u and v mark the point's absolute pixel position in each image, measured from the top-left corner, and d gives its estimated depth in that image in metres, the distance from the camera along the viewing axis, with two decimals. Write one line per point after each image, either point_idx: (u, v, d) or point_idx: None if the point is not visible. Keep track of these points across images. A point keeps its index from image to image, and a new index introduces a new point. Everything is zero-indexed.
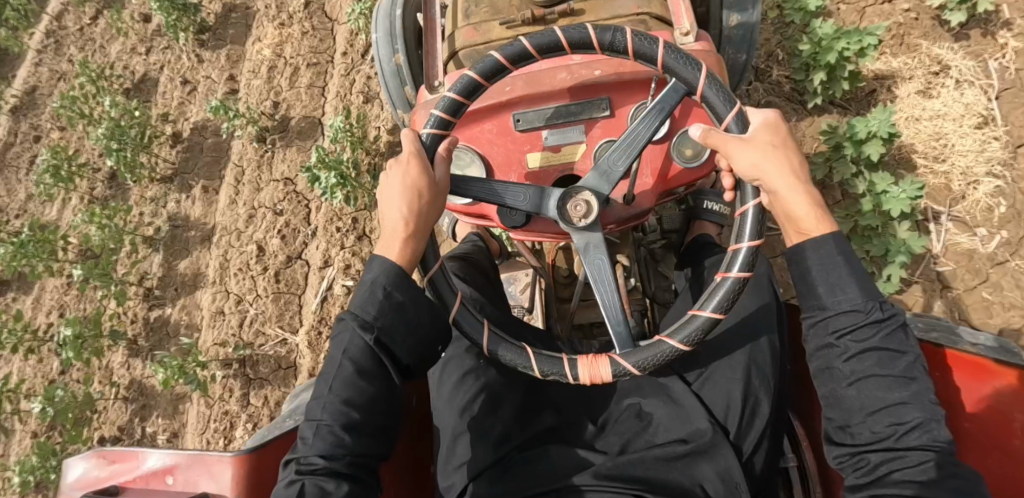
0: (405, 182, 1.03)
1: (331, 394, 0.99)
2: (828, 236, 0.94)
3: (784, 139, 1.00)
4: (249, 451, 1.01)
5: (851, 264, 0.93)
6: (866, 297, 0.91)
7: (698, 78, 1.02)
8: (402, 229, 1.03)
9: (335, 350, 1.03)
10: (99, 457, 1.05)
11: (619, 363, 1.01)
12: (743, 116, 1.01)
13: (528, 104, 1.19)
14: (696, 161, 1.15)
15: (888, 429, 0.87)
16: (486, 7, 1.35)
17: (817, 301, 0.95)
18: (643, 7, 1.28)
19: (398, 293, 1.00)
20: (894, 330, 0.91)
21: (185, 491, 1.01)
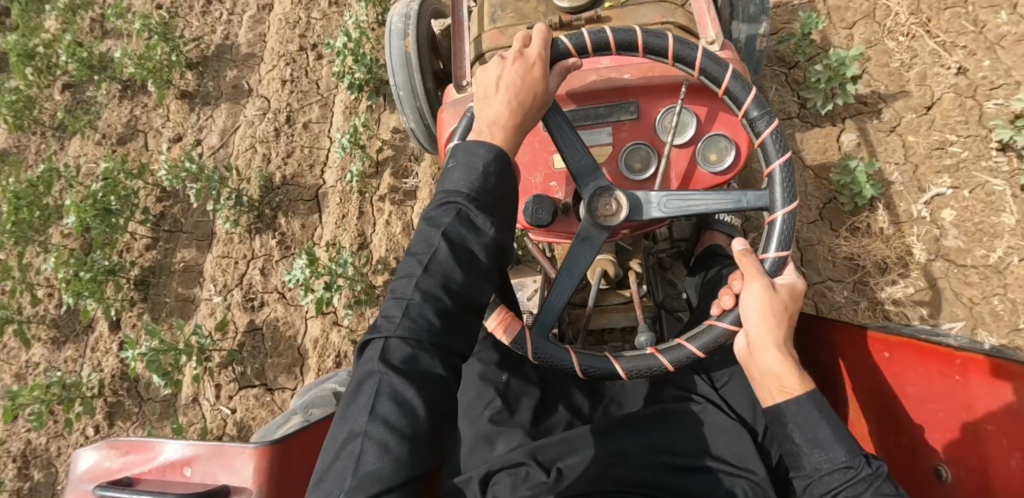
0: (532, 81, 1.00)
1: (426, 274, 0.87)
2: (806, 395, 0.94)
3: (796, 308, 0.99)
4: (272, 443, 0.98)
5: (834, 425, 0.92)
6: (851, 455, 0.89)
7: (735, 86, 1.05)
8: (507, 119, 0.97)
9: (425, 229, 0.91)
10: (111, 448, 1.01)
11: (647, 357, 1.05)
12: (780, 264, 1.01)
13: (557, 105, 1.21)
14: (721, 167, 1.17)
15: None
16: (513, 11, 1.37)
17: (807, 460, 0.92)
18: (667, 17, 1.31)
19: (501, 181, 0.94)
20: (885, 485, 0.87)
21: (203, 484, 0.98)
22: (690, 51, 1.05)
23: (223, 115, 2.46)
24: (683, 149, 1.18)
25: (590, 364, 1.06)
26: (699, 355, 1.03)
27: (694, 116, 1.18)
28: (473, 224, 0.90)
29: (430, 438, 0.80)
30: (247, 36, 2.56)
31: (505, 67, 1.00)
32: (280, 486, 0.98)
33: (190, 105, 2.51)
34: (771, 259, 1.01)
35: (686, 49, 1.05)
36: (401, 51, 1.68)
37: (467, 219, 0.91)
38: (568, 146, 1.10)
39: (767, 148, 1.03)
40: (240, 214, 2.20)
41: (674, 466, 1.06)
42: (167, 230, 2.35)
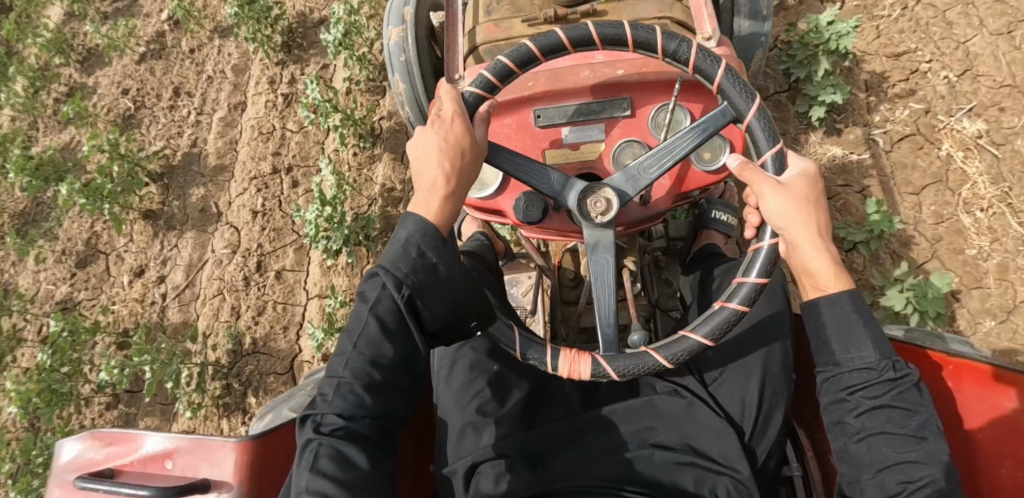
0: (448, 142, 0.98)
1: (355, 351, 0.95)
2: (844, 292, 0.92)
3: (819, 195, 0.97)
4: (252, 439, 0.97)
5: (869, 324, 0.91)
6: (879, 355, 0.89)
7: (749, 110, 1.01)
8: (441, 185, 0.97)
9: (360, 307, 0.98)
10: (94, 439, 1.01)
11: (600, 364, 1.00)
12: (782, 157, 1.00)
13: (550, 100, 1.19)
14: (715, 165, 1.16)
15: (898, 487, 0.85)
16: (508, 4, 1.35)
17: (836, 356, 0.92)
18: (665, 11, 1.29)
19: (432, 253, 0.95)
20: (909, 391, 0.88)
21: (183, 477, 0.97)
22: (681, 47, 1.03)
23: (190, 245, 2.24)
24: None
25: (573, 364, 1.02)
26: (667, 364, 1.00)
27: (689, 113, 1.16)
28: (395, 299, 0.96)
29: (371, 488, 0.91)
30: (216, 145, 2.33)
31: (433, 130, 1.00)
32: (260, 480, 0.97)
33: (154, 227, 2.27)
34: (750, 282, 0.98)
35: (676, 44, 1.03)
36: (400, 59, 1.67)
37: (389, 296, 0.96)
38: (532, 171, 1.08)
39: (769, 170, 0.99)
40: (206, 387, 1.98)
41: (650, 461, 1.07)
42: (127, 392, 2.09)
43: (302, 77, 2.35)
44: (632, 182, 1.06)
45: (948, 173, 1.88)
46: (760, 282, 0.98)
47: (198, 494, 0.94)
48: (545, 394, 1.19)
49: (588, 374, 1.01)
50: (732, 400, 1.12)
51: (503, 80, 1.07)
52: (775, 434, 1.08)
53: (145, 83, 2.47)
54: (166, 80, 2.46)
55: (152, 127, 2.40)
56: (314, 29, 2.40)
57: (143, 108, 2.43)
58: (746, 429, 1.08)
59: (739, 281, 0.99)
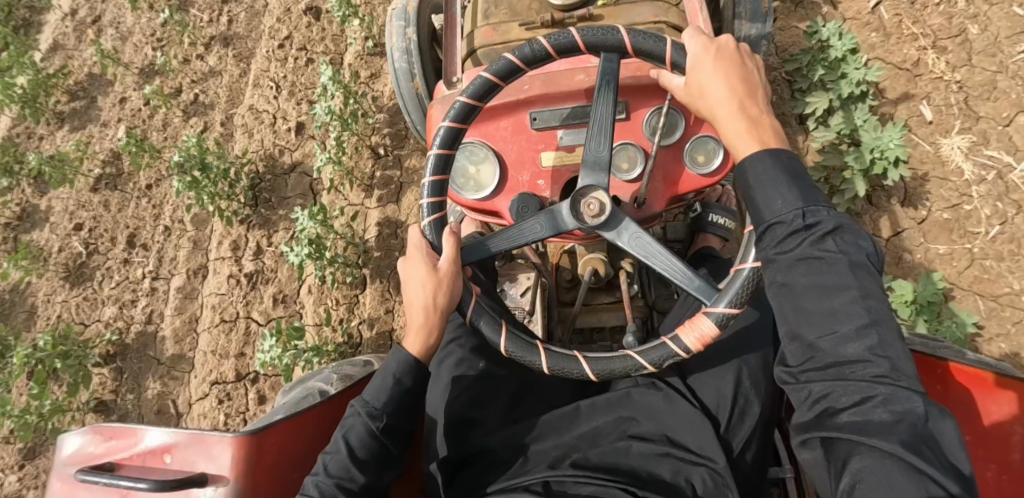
0: (421, 279, 1.05)
1: (325, 473, 0.99)
2: (762, 152, 0.91)
3: (727, 63, 0.99)
4: (250, 433, 0.99)
5: (787, 177, 0.87)
6: (795, 205, 0.86)
7: (621, 38, 1.06)
8: (419, 321, 1.06)
9: (338, 430, 1.04)
10: (95, 433, 1.03)
11: (713, 313, 1.01)
12: (681, 46, 1.04)
13: (545, 103, 1.21)
14: (709, 169, 1.18)
15: (821, 343, 0.81)
16: (506, 8, 1.37)
17: (757, 217, 0.90)
18: (661, 16, 1.30)
19: (406, 378, 1.05)
20: (825, 238, 0.83)
21: (182, 471, 0.99)
22: (657, 45, 1.05)
23: None
24: (670, 149, 1.19)
25: (561, 366, 1.04)
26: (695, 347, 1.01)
27: (682, 117, 1.17)
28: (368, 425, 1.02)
29: None
30: (172, 327, 2.13)
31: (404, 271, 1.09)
32: (258, 475, 0.99)
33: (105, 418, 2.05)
34: (749, 267, 1.00)
35: (651, 42, 1.05)
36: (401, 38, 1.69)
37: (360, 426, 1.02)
38: (522, 231, 1.10)
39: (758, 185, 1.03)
40: None
41: (625, 454, 1.07)
42: None
43: (267, 249, 2.16)
44: (599, 166, 1.07)
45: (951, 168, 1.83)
46: (756, 266, 1.00)
47: (196, 488, 0.96)
48: (530, 391, 1.21)
49: (714, 328, 1.00)
50: (711, 395, 1.11)
51: (501, 81, 1.10)
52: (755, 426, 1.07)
53: (98, 222, 2.31)
54: (121, 221, 2.29)
55: (106, 283, 2.22)
56: (285, 179, 2.25)
57: (94, 254, 2.26)
58: (723, 421, 1.07)
59: (739, 266, 1.01)
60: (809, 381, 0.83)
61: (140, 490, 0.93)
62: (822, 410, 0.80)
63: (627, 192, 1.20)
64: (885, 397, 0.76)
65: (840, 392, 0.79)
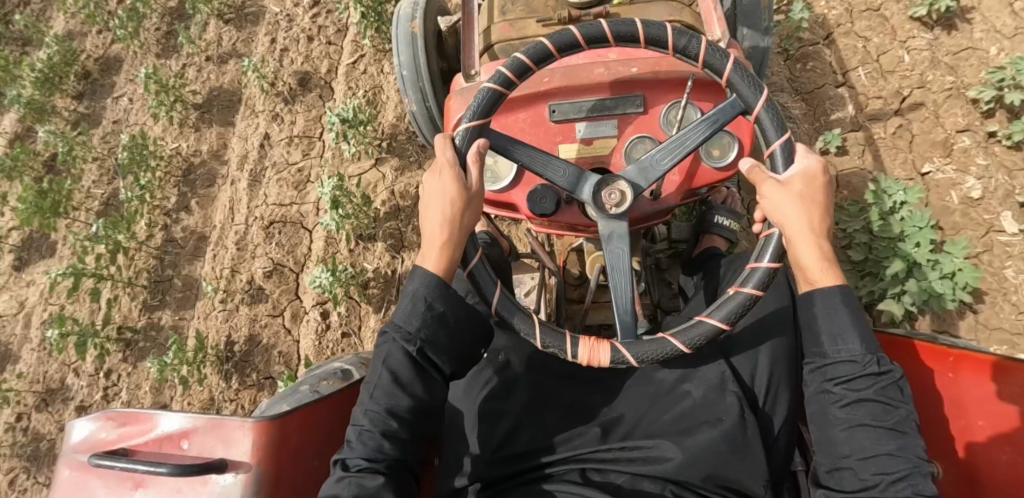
0: (444, 194, 1.04)
1: (372, 401, 1.01)
2: (835, 288, 0.98)
3: (818, 190, 1.01)
4: (271, 418, 0.98)
5: (856, 317, 0.96)
6: (865, 349, 0.95)
7: (757, 102, 1.04)
8: (440, 238, 1.04)
9: (374, 360, 1.05)
10: (107, 419, 1.01)
11: (705, 321, 1.02)
12: (791, 149, 1.03)
13: (564, 96, 1.22)
14: (724, 161, 1.20)
15: (875, 478, 0.89)
16: (522, 5, 1.39)
17: (825, 348, 0.97)
18: (674, 15, 1.33)
19: (438, 304, 1.03)
20: (889, 387, 0.93)
21: (200, 457, 0.97)
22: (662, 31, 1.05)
23: None
24: None
25: (552, 342, 1.04)
26: (684, 350, 1.02)
27: (699, 111, 1.19)
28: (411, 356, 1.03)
29: None
30: None
31: (436, 181, 1.06)
32: (277, 461, 0.98)
33: None
34: (744, 293, 1.00)
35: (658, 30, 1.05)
36: (406, 32, 1.72)
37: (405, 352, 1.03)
38: (546, 164, 1.09)
39: None
40: None
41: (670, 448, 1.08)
42: None
43: None
44: (646, 174, 1.09)
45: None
46: (756, 293, 1.00)
47: (215, 474, 0.95)
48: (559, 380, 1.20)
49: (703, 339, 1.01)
50: (744, 374, 1.13)
51: (487, 115, 1.07)
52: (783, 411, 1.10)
53: None
54: None
55: None
56: None
57: None
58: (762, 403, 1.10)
59: (735, 290, 1.01)
60: None
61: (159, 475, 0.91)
62: None
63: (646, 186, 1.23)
64: None
65: None
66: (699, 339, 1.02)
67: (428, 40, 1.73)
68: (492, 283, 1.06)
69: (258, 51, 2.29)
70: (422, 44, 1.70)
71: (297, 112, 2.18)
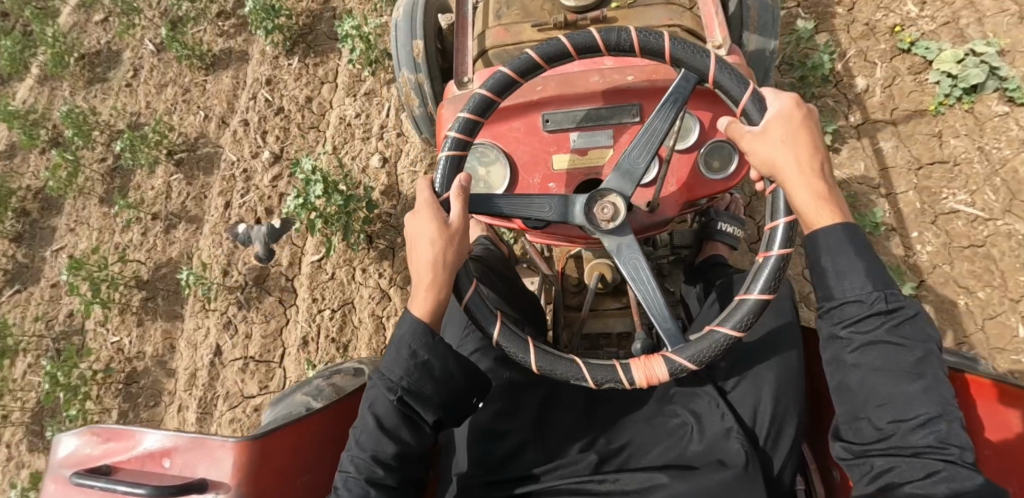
0: (422, 234, 1.02)
1: (359, 448, 1.00)
2: (838, 224, 0.93)
3: (809, 123, 0.98)
4: (252, 438, 0.97)
5: (862, 254, 0.90)
6: (871, 287, 0.89)
7: (708, 65, 1.03)
8: (427, 279, 1.02)
9: (363, 403, 1.04)
10: (91, 435, 1.00)
11: (717, 331, 0.98)
12: (761, 97, 1.00)
13: (559, 104, 1.19)
14: (723, 174, 1.16)
15: (892, 426, 0.86)
16: (518, 9, 1.35)
17: (830, 291, 0.92)
18: (675, 19, 1.29)
19: (423, 352, 1.01)
20: (902, 325, 0.88)
21: (181, 476, 0.96)
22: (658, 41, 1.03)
23: None
24: (685, 154, 1.18)
25: (550, 367, 1.01)
26: (690, 367, 0.98)
27: (697, 121, 1.16)
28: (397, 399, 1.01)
29: None
30: None
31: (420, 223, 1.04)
32: (259, 482, 0.97)
33: None
34: (754, 298, 0.97)
35: (652, 39, 1.03)
36: (404, 33, 1.69)
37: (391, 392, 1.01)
38: (529, 205, 1.08)
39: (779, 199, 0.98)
40: None
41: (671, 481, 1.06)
42: None
43: None
44: (630, 177, 1.06)
45: (957, 191, 1.83)
46: (766, 296, 0.96)
47: (196, 494, 0.94)
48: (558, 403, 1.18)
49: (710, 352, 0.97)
50: (746, 409, 1.10)
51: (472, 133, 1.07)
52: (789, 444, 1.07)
53: None
54: None
55: None
56: None
57: None
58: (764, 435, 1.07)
59: (743, 296, 0.98)
60: (871, 456, 0.88)
61: (139, 496, 0.90)
62: (884, 484, 0.85)
63: (642, 197, 1.19)
64: (948, 474, 0.81)
65: (907, 473, 0.83)
66: (706, 353, 0.98)
67: (426, 42, 1.70)
68: (489, 313, 1.03)
69: (212, 215, 2.18)
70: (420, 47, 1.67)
71: (254, 319, 2.02)
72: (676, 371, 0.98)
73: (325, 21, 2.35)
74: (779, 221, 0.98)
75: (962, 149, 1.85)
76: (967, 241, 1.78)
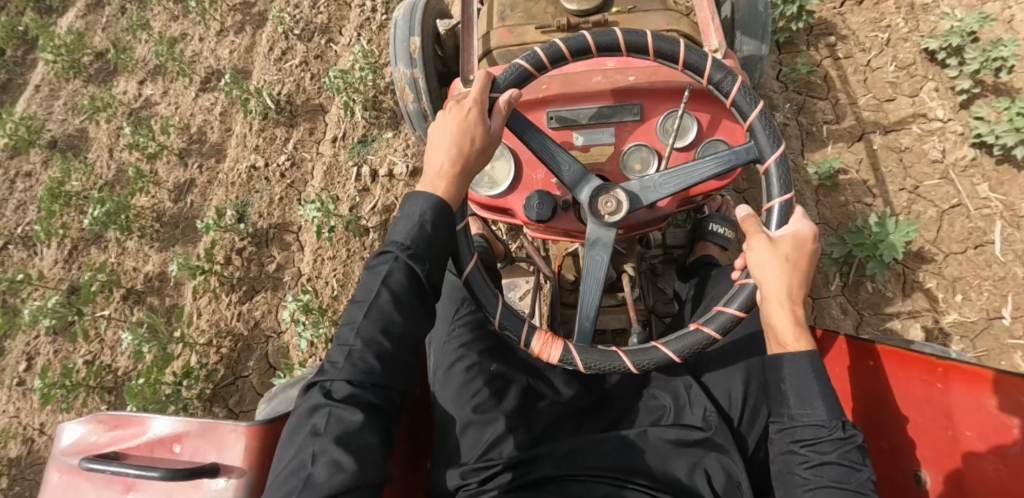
0: (459, 124, 1.03)
1: (366, 321, 0.97)
2: (804, 352, 0.96)
3: (806, 256, 0.99)
4: (263, 422, 0.98)
5: (823, 383, 0.94)
6: (830, 414, 0.93)
7: (731, 87, 1.07)
8: (449, 167, 1.02)
9: (370, 275, 1.01)
10: (98, 422, 1.00)
11: (699, 330, 1.05)
12: (786, 211, 1.04)
13: (563, 103, 1.23)
14: (720, 172, 1.22)
15: None
16: (521, 11, 1.40)
17: (792, 410, 0.95)
18: (672, 24, 1.34)
19: (440, 227, 1.02)
20: (852, 452, 0.91)
21: (191, 461, 0.96)
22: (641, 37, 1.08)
23: None
24: (682, 152, 1.22)
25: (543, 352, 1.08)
26: (676, 359, 1.05)
27: (695, 121, 1.20)
28: (410, 272, 1.00)
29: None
30: None
31: (458, 112, 1.04)
32: (269, 466, 0.98)
33: None
34: (728, 313, 1.04)
35: (637, 36, 1.07)
36: (404, 35, 1.71)
37: (403, 269, 1.00)
38: (553, 152, 1.11)
39: (772, 215, 1.05)
40: None
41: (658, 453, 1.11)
42: None
43: None
44: (646, 191, 1.10)
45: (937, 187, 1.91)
46: (738, 314, 1.04)
47: (207, 478, 0.94)
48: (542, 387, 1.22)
49: (694, 345, 1.04)
50: (721, 393, 1.17)
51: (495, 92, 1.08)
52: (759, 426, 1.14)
53: None
54: None
55: None
56: None
57: None
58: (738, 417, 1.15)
59: (720, 308, 1.05)
60: None
61: (150, 479, 0.90)
62: None
63: None
64: None
65: None
66: (689, 349, 1.05)
67: (426, 43, 1.72)
68: (470, 251, 1.09)
69: None
70: (418, 46, 1.69)
71: None
72: (662, 361, 1.05)
73: (255, 356, 1.99)
74: (727, 308, 1.04)
75: (941, 148, 1.94)
76: (946, 235, 1.86)
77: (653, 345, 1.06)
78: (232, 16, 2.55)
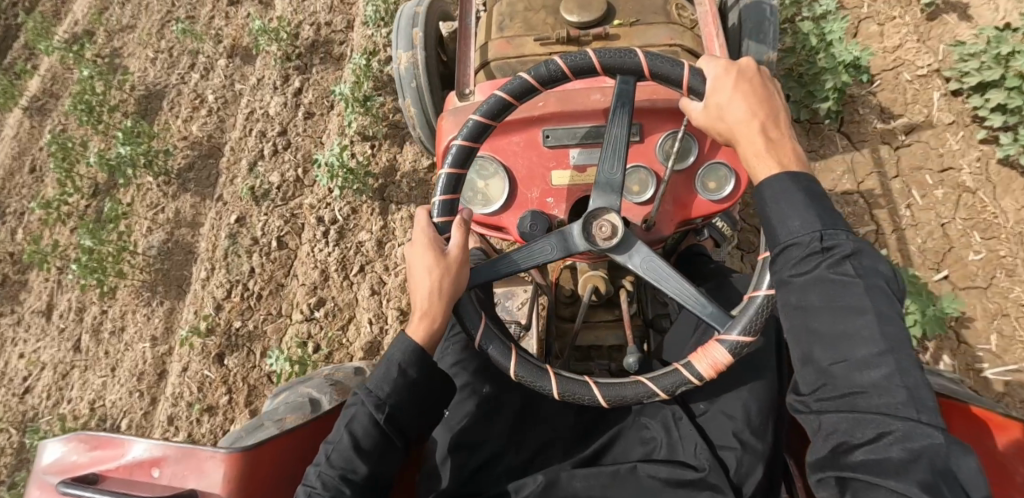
0: (422, 267, 1.03)
1: (328, 465, 0.98)
2: (779, 174, 0.88)
3: (752, 86, 0.97)
4: (243, 450, 0.96)
5: (806, 198, 0.85)
6: (811, 226, 0.83)
7: (637, 57, 1.05)
8: (421, 311, 1.03)
9: (341, 421, 1.03)
10: (78, 441, 0.99)
11: (686, 369, 1.00)
12: (699, 70, 1.03)
13: (559, 121, 1.19)
14: (720, 195, 1.17)
15: (836, 374, 0.79)
16: (521, 22, 1.37)
17: (775, 235, 0.87)
18: (677, 38, 1.30)
19: (412, 370, 1.03)
20: (843, 263, 0.81)
21: (170, 486, 0.95)
22: (632, 58, 1.05)
23: None
24: (682, 174, 1.19)
25: (616, 394, 1.02)
26: (658, 395, 1.01)
27: (697, 142, 1.17)
28: (374, 415, 1.01)
29: None
30: None
31: (420, 255, 1.04)
32: (249, 491, 0.96)
33: None
34: (727, 344, 0.99)
35: (623, 57, 1.05)
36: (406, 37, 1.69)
37: (367, 414, 1.01)
38: (529, 249, 1.07)
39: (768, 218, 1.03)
40: None
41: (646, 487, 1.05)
42: None
43: None
44: (612, 189, 1.06)
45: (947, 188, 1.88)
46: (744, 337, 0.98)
47: None
48: (533, 414, 1.18)
49: (729, 352, 0.98)
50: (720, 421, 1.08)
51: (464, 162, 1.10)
52: (761, 467, 1.03)
53: None
54: None
55: None
56: None
57: None
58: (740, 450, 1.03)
59: (716, 342, 0.99)
60: (823, 412, 0.80)
61: None
62: (835, 445, 0.78)
63: (641, 216, 1.19)
64: (903, 433, 0.73)
65: (862, 432, 0.75)
66: (670, 386, 1.01)
67: (428, 45, 1.70)
68: (475, 315, 1.07)
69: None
70: (421, 59, 1.67)
71: None
72: (640, 395, 1.01)
73: None
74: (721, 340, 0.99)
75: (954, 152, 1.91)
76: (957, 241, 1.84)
77: (635, 378, 1.02)
78: (152, 266, 2.28)
